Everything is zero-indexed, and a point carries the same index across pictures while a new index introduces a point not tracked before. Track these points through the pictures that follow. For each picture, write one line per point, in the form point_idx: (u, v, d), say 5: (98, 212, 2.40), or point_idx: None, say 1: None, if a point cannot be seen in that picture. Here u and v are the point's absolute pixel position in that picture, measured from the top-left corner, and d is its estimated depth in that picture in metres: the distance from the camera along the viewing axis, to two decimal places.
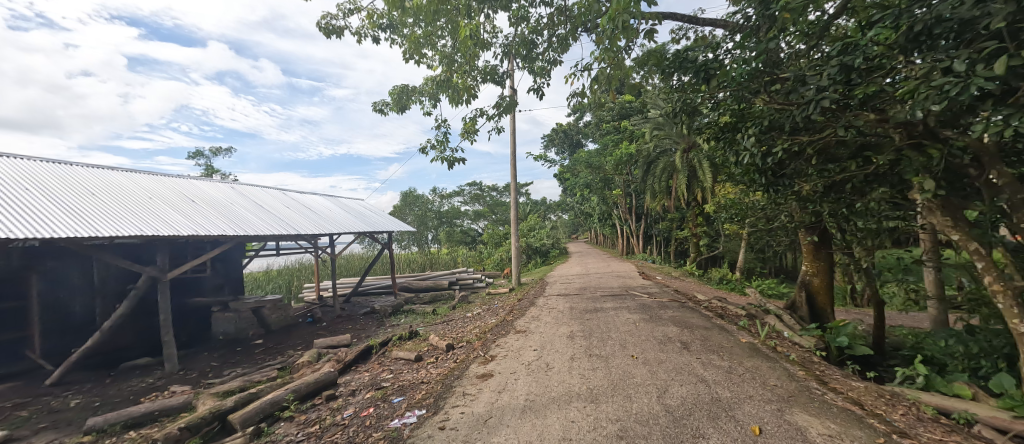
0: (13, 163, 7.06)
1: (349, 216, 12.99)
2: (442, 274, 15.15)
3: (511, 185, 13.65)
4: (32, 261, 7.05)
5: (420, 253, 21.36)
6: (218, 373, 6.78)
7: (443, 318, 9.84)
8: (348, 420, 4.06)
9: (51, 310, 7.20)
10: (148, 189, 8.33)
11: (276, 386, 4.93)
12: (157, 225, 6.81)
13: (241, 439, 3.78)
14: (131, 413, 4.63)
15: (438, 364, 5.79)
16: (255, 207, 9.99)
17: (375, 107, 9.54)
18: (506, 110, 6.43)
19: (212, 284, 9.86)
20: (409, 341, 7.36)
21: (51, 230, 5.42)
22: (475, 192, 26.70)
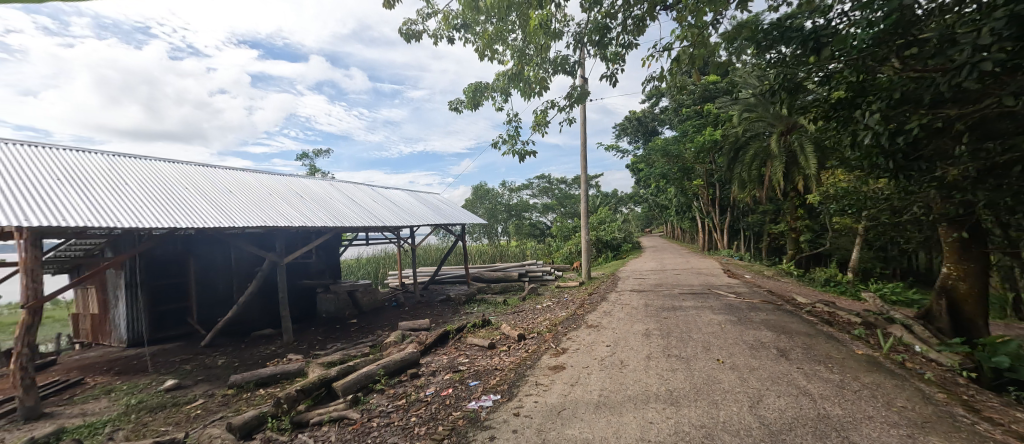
0: (177, 167, 8.83)
1: (427, 210, 13.90)
2: (512, 266, 15.50)
3: (582, 178, 13.33)
4: (191, 246, 8.80)
5: (491, 245, 22.02)
6: (323, 346, 7.82)
7: (514, 308, 10.08)
8: (430, 398, 4.40)
9: (204, 286, 8.93)
10: (269, 187, 9.83)
11: (368, 361, 5.52)
12: (276, 217, 8.00)
13: (343, 405, 4.32)
14: (261, 374, 5.56)
15: (510, 353, 5.95)
16: (349, 201, 11.21)
17: (450, 105, 10.05)
18: (578, 100, 6.28)
19: (317, 268, 11.33)
20: (482, 329, 7.69)
21: (203, 221, 6.70)
22: (544, 185, 26.33)
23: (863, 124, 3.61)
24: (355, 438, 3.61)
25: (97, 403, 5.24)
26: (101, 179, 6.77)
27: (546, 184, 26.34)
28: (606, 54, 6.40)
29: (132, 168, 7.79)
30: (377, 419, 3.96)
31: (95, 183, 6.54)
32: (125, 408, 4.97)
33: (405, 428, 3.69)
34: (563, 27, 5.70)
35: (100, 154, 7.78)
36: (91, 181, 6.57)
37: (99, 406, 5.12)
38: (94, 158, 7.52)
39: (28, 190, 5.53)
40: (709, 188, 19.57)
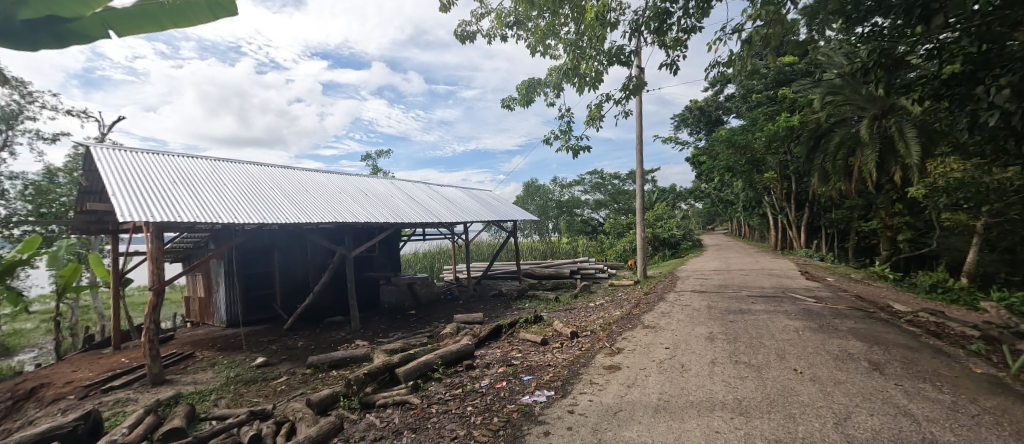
0: (264, 170, 9.93)
1: (480, 206, 14.21)
2: (563, 263, 15.36)
3: (637, 172, 12.76)
4: (275, 239, 9.86)
5: (542, 242, 21.98)
6: (386, 334, 8.38)
7: (566, 306, 10.00)
8: (485, 389, 4.53)
9: (285, 276, 9.96)
10: (339, 186, 10.70)
11: (426, 350, 5.81)
12: (344, 214, 8.70)
13: (405, 390, 4.59)
14: (334, 357, 6.11)
15: (563, 350, 5.91)
16: (408, 198, 11.84)
17: (503, 103, 10.18)
18: (635, 92, 6.03)
19: (379, 262, 12.12)
20: (534, 325, 7.73)
21: (284, 217, 7.46)
22: (595, 181, 25.05)
23: (987, 102, 3.05)
24: (416, 421, 3.84)
25: (205, 374, 6.11)
26: (206, 180, 7.85)
27: (598, 180, 25.10)
28: (664, 41, 6.07)
29: (228, 171, 8.92)
30: (435, 406, 4.16)
31: (200, 184, 7.60)
32: (226, 379, 5.74)
33: (462, 416, 3.83)
34: (618, 16, 5.49)
35: (204, 159, 9.02)
36: (198, 182, 7.64)
37: (206, 377, 5.97)
38: (199, 163, 8.72)
39: (152, 191, 6.58)
40: (783, 181, 17.75)
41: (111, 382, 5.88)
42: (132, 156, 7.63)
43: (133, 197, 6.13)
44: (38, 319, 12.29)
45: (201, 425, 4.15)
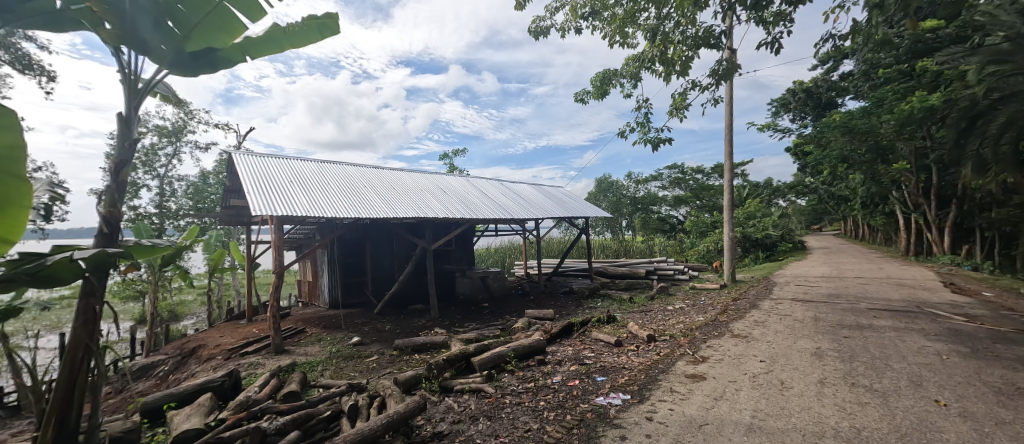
0: (359, 170, 11.10)
1: (552, 202, 14.15)
2: (639, 263, 14.63)
3: (725, 166, 11.60)
4: (366, 232, 10.95)
5: (615, 240, 21.21)
6: (462, 324, 8.84)
7: (641, 307, 9.53)
8: (557, 386, 4.54)
9: (375, 266, 11.02)
10: (420, 184, 11.52)
11: (500, 342, 5.99)
12: (425, 210, 9.33)
13: (481, 378, 4.80)
14: (416, 342, 6.62)
15: (640, 353, 5.64)
16: (482, 195, 12.27)
17: (577, 97, 10.02)
18: (725, 77, 5.46)
19: (455, 255, 12.78)
20: (607, 325, 7.49)
21: (375, 212, 8.27)
22: (676, 175, 22.82)
23: None
24: (490, 409, 4.00)
25: (313, 348, 7.07)
26: (313, 180, 9.05)
27: (680, 175, 22.58)
28: (763, 16, 5.41)
29: (330, 171, 10.16)
30: (509, 397, 4.28)
31: (310, 183, 8.78)
32: (329, 354, 6.58)
33: (535, 410, 3.88)
34: None
35: (312, 162, 10.38)
36: (307, 182, 8.83)
37: (314, 350, 6.91)
38: (308, 165, 10.07)
39: (274, 190, 7.77)
40: (919, 172, 14.68)
41: (246, 348, 7.12)
42: (260, 160, 9.08)
43: (260, 195, 7.31)
44: (196, 293, 15.41)
45: (311, 391, 4.83)
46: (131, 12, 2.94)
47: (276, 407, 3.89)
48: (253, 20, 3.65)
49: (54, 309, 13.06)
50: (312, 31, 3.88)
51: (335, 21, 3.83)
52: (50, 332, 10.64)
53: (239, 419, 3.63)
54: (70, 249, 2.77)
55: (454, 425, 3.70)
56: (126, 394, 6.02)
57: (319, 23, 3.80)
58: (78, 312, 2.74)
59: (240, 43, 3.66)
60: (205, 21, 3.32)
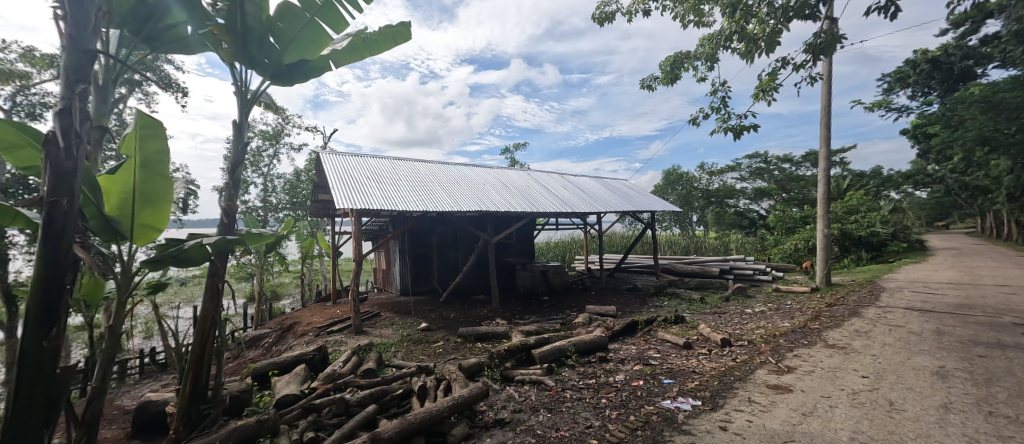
0: (426, 166, 11.71)
1: (615, 196, 13.64)
2: (712, 260, 13.55)
3: (820, 153, 10.20)
4: (433, 224, 11.54)
5: (684, 236, 19.87)
6: (522, 316, 8.97)
7: (714, 309, 8.84)
8: (620, 384, 4.41)
9: (441, 257, 11.58)
10: (483, 178, 11.82)
11: (560, 336, 5.97)
12: (488, 203, 9.55)
13: (541, 371, 4.83)
14: (479, 331, 6.87)
15: (713, 358, 5.24)
16: (543, 189, 12.23)
17: (644, 84, 9.50)
18: (824, 52, 4.72)
19: (516, 248, 12.94)
20: (675, 326, 7.08)
21: (441, 206, 8.66)
22: (758, 164, 20.63)
23: None
24: (550, 402, 4.02)
25: (387, 331, 7.70)
26: (386, 176, 9.77)
27: (762, 164, 20.38)
28: None
29: (400, 167, 10.87)
30: (570, 391, 4.27)
31: (383, 179, 9.47)
32: (401, 337, 7.12)
33: (597, 407, 3.82)
34: None
35: (386, 159, 11.18)
36: (381, 178, 9.56)
37: (388, 333, 7.52)
38: (382, 162, 10.89)
39: (354, 185, 8.51)
40: None
41: (331, 327, 7.98)
42: (341, 159, 10.00)
43: (343, 190, 8.06)
44: (292, 277, 17.61)
45: (386, 370, 5.27)
46: (242, 33, 3.44)
47: (357, 381, 4.31)
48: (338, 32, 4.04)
49: (189, 285, 15.82)
50: (387, 39, 4.21)
51: (407, 28, 4.18)
52: (186, 304, 12.94)
53: (327, 389, 4.10)
54: (200, 237, 3.32)
55: (516, 414, 3.78)
56: (241, 360, 7.12)
57: (392, 31, 4.16)
58: (207, 289, 3.29)
59: (326, 54, 4.07)
60: (298, 35, 3.78)
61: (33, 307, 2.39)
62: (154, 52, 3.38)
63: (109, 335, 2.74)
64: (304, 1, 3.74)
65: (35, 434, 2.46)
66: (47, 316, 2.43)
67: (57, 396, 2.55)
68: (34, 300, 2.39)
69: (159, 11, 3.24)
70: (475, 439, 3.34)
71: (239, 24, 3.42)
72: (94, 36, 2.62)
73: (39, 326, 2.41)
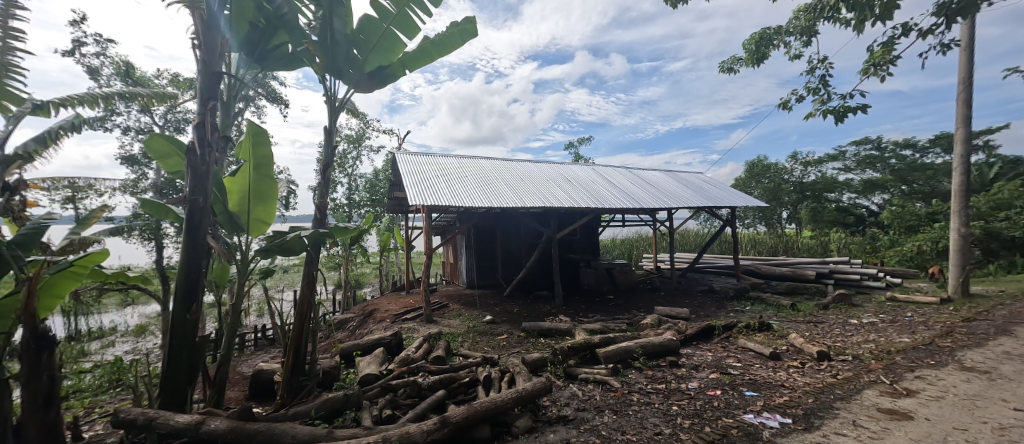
0: (491, 163, 11.99)
1: (689, 190, 12.70)
2: (805, 262, 11.98)
3: (956, 136, 8.44)
4: (497, 220, 11.80)
5: (771, 235, 17.85)
6: (586, 314, 8.82)
7: (808, 317, 7.82)
8: (694, 392, 4.11)
9: (505, 252, 11.80)
10: (546, 174, 11.78)
11: (626, 337, 5.74)
12: (551, 199, 9.50)
13: (606, 371, 4.70)
14: (542, 326, 6.89)
15: (807, 372, 4.64)
16: (608, 184, 11.81)
17: (724, 67, 8.66)
18: (962, 13, 3.90)
19: (580, 244, 12.68)
20: (759, 334, 6.39)
21: (504, 202, 8.81)
22: (869, 152, 17.67)
23: None
24: (616, 404, 3.89)
25: (455, 321, 8.08)
26: (454, 174, 10.20)
27: (874, 151, 17.43)
28: None
29: (467, 165, 11.28)
30: (637, 395, 4.09)
31: (451, 176, 9.92)
32: (467, 328, 7.42)
33: (666, 414, 3.62)
34: None
35: (453, 158, 11.69)
36: (449, 175, 10.01)
37: (455, 323, 7.91)
38: (450, 160, 11.40)
39: (425, 183, 9.04)
40: None
41: (405, 315, 8.61)
42: (414, 158, 10.68)
43: (415, 188, 8.61)
44: (372, 267, 19.34)
45: (454, 358, 5.55)
46: (331, 47, 3.87)
47: (427, 367, 4.59)
48: (412, 36, 4.30)
49: (290, 272, 18.17)
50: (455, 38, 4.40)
51: (472, 24, 4.42)
52: (288, 288, 14.93)
53: (402, 371, 4.44)
54: (299, 230, 3.78)
55: (579, 413, 3.74)
56: (331, 340, 8.00)
57: (459, 28, 4.42)
58: (305, 275, 3.74)
59: (400, 59, 4.37)
60: (377, 43, 4.11)
61: (180, 285, 2.93)
62: (262, 71, 3.91)
63: (233, 311, 3.25)
64: (380, 11, 4.07)
65: (181, 389, 3.02)
66: (189, 293, 2.96)
67: (196, 359, 3.10)
68: (181, 280, 2.93)
69: (267, 34, 3.73)
70: (538, 433, 3.37)
71: (329, 41, 3.88)
72: (220, 59, 3.11)
73: (184, 300, 2.94)
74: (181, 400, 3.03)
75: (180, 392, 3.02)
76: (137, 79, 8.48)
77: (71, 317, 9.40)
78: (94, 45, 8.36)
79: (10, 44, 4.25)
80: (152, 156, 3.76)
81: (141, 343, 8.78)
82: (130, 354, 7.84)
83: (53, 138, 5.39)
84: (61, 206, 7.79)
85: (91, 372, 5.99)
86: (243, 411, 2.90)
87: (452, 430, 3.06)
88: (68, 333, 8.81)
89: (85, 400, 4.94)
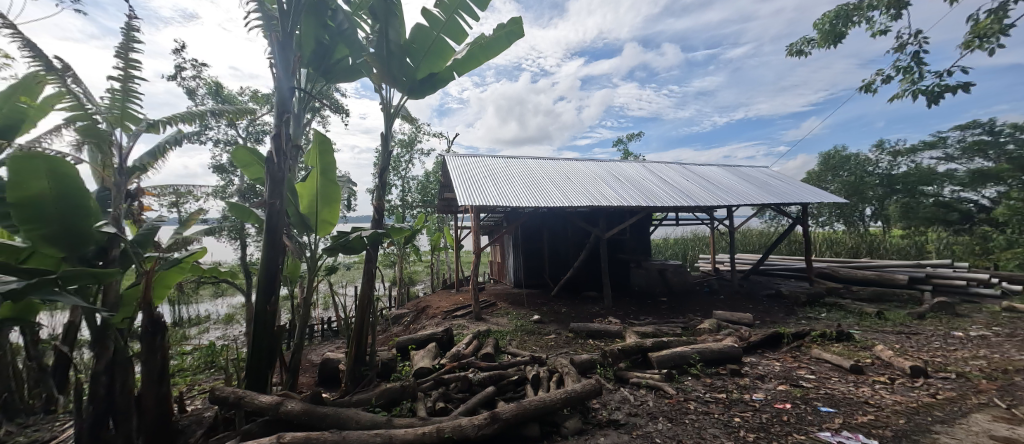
0: (538, 163, 11.97)
1: (751, 186, 11.75)
2: (894, 266, 10.55)
3: None
4: (544, 220, 11.75)
5: (851, 234, 15.97)
6: (637, 317, 8.51)
7: (899, 327, 6.89)
8: (759, 405, 3.81)
9: (552, 252, 11.70)
10: (594, 173, 11.52)
11: (682, 341, 5.45)
12: (599, 198, 9.30)
13: (659, 376, 4.51)
14: (591, 327, 6.76)
15: (897, 390, 4.10)
16: (660, 181, 11.28)
17: (793, 49, 7.92)
18: None
19: (631, 244, 12.21)
20: (837, 344, 5.76)
21: (550, 201, 8.77)
22: (977, 137, 15.17)
23: None
24: (671, 412, 3.72)
25: (503, 320, 8.20)
26: (502, 174, 10.35)
27: (985, 136, 14.93)
28: None
29: (514, 165, 11.39)
30: (694, 403, 3.88)
31: (498, 177, 10.06)
32: (515, 327, 7.50)
33: (728, 426, 3.40)
34: None
35: (500, 159, 11.84)
36: (497, 176, 10.17)
37: (503, 321, 8.02)
38: (498, 161, 11.57)
39: (474, 184, 9.26)
40: None
41: (455, 312, 8.89)
42: (463, 160, 10.98)
43: (464, 188, 8.85)
44: (424, 266, 20.19)
45: (502, 356, 5.63)
46: (386, 59, 4.14)
47: (477, 364, 4.70)
48: (460, 42, 4.46)
49: (351, 269, 19.53)
50: (502, 40, 4.52)
51: (519, 26, 4.49)
52: (350, 284, 16.08)
53: (453, 366, 4.59)
54: (359, 229, 4.05)
55: (631, 418, 3.63)
56: (387, 334, 8.49)
57: (506, 31, 4.50)
58: (365, 273, 4.00)
59: (450, 65, 4.53)
60: (428, 51, 4.30)
61: (261, 279, 3.29)
62: (328, 84, 4.26)
63: (304, 304, 3.57)
64: (431, 20, 4.26)
65: (263, 373, 3.39)
66: (269, 287, 3.30)
67: (275, 346, 3.46)
68: (263, 275, 3.29)
69: (332, 49, 4.05)
70: (588, 435, 3.32)
71: (385, 53, 4.15)
72: (293, 75, 3.43)
73: (265, 293, 3.29)
74: (263, 382, 3.40)
75: (262, 375, 3.39)
76: (225, 96, 9.61)
77: (175, 306, 10.90)
78: (192, 69, 9.61)
79: (130, 73, 5.00)
80: (238, 165, 4.26)
81: (229, 330, 9.95)
82: (221, 339, 8.93)
83: (162, 151, 6.27)
84: (168, 209, 9.04)
85: (190, 353, 6.91)
86: (313, 396, 3.18)
87: (502, 426, 3.11)
88: (174, 320, 10.23)
89: (187, 378, 5.72)
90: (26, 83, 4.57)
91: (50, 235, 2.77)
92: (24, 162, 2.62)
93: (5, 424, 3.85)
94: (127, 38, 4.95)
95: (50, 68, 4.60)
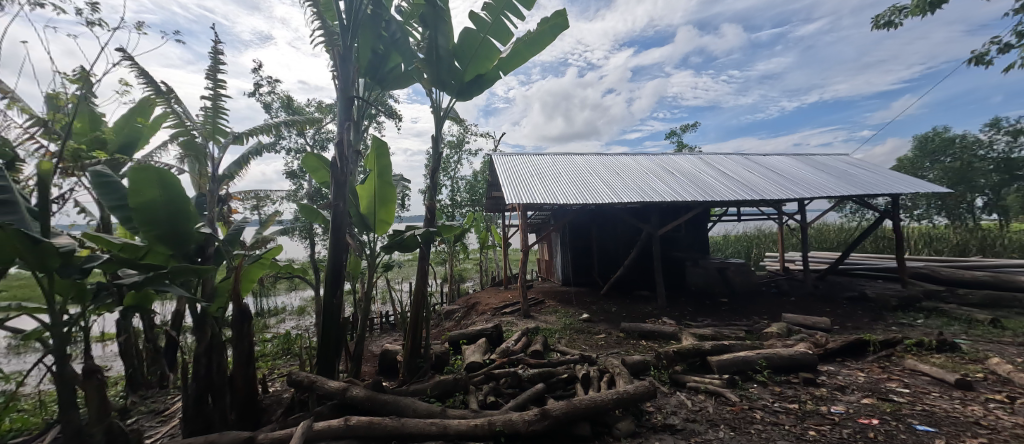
0: (585, 159, 11.72)
1: (829, 177, 10.53)
2: (1013, 264, 8.94)
3: None
4: (592, 217, 11.47)
5: (956, 229, 13.79)
6: (695, 318, 8.06)
7: (1019, 337, 5.85)
8: (839, 418, 3.44)
9: (600, 250, 11.42)
10: (645, 167, 11.05)
11: (746, 346, 5.06)
12: (650, 191, 8.90)
13: (718, 382, 4.23)
14: (642, 327, 6.54)
15: (1018, 410, 3.48)
16: (719, 174, 10.52)
17: (880, 21, 7.07)
18: None
19: (686, 241, 11.56)
20: (936, 354, 5.01)
21: (598, 196, 8.57)
22: None
23: None
24: (735, 420, 3.48)
25: (551, 317, 8.20)
26: (548, 172, 10.29)
27: None
28: None
29: (561, 162, 11.27)
30: (761, 412, 3.60)
31: (545, 174, 10.02)
32: (564, 325, 7.44)
33: (800, 438, 3.13)
34: None
35: (546, 157, 11.78)
36: (544, 174, 10.10)
37: (552, 319, 8.01)
38: (544, 159, 11.52)
39: (521, 182, 9.29)
40: None
41: (504, 309, 9.05)
42: (509, 159, 11.09)
43: (511, 187, 8.92)
44: (473, 264, 20.64)
45: (551, 353, 5.62)
46: (436, 63, 4.33)
47: (526, 361, 4.74)
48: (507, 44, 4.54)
49: (405, 267, 20.49)
50: (546, 36, 4.52)
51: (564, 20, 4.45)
52: (405, 280, 16.95)
53: (503, 362, 4.67)
54: (413, 228, 4.24)
55: (689, 423, 3.46)
56: (440, 328, 8.85)
57: (552, 28, 4.48)
58: (419, 271, 4.20)
59: (496, 65, 4.60)
60: (476, 53, 4.39)
61: (328, 274, 3.58)
62: (385, 91, 4.51)
63: (365, 298, 3.81)
64: (478, 23, 4.35)
65: (331, 359, 3.70)
66: (335, 281, 3.59)
67: (340, 336, 3.75)
68: (328, 271, 3.57)
69: (386, 57, 4.27)
70: (641, 439, 3.22)
71: (434, 58, 4.34)
72: (352, 85, 3.69)
73: (332, 288, 3.58)
74: (331, 368, 3.71)
75: (330, 362, 3.70)
76: (295, 108, 10.56)
77: (258, 298, 12.26)
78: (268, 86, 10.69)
79: (219, 92, 5.67)
80: (307, 170, 4.67)
81: (302, 320, 10.99)
82: (295, 329, 9.92)
83: (245, 161, 7.04)
84: (249, 212, 10.09)
85: (271, 340, 7.73)
86: (375, 383, 3.41)
87: (553, 423, 3.09)
88: (257, 310, 11.49)
89: (268, 362, 6.41)
90: (142, 105, 5.36)
91: (160, 236, 3.23)
92: (141, 172, 3.11)
93: (132, 394, 4.58)
94: (215, 61, 5.63)
95: (158, 93, 5.38)
